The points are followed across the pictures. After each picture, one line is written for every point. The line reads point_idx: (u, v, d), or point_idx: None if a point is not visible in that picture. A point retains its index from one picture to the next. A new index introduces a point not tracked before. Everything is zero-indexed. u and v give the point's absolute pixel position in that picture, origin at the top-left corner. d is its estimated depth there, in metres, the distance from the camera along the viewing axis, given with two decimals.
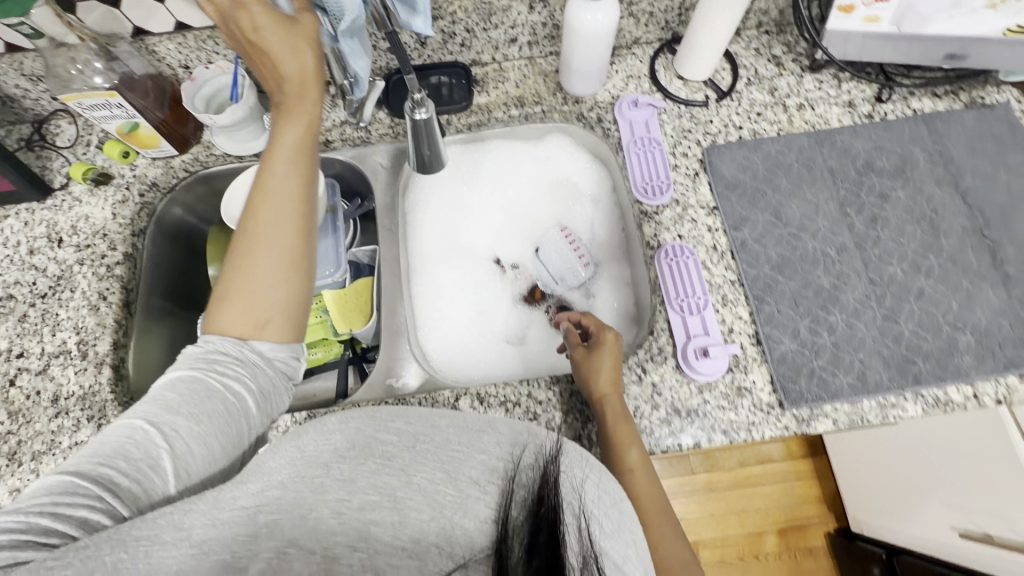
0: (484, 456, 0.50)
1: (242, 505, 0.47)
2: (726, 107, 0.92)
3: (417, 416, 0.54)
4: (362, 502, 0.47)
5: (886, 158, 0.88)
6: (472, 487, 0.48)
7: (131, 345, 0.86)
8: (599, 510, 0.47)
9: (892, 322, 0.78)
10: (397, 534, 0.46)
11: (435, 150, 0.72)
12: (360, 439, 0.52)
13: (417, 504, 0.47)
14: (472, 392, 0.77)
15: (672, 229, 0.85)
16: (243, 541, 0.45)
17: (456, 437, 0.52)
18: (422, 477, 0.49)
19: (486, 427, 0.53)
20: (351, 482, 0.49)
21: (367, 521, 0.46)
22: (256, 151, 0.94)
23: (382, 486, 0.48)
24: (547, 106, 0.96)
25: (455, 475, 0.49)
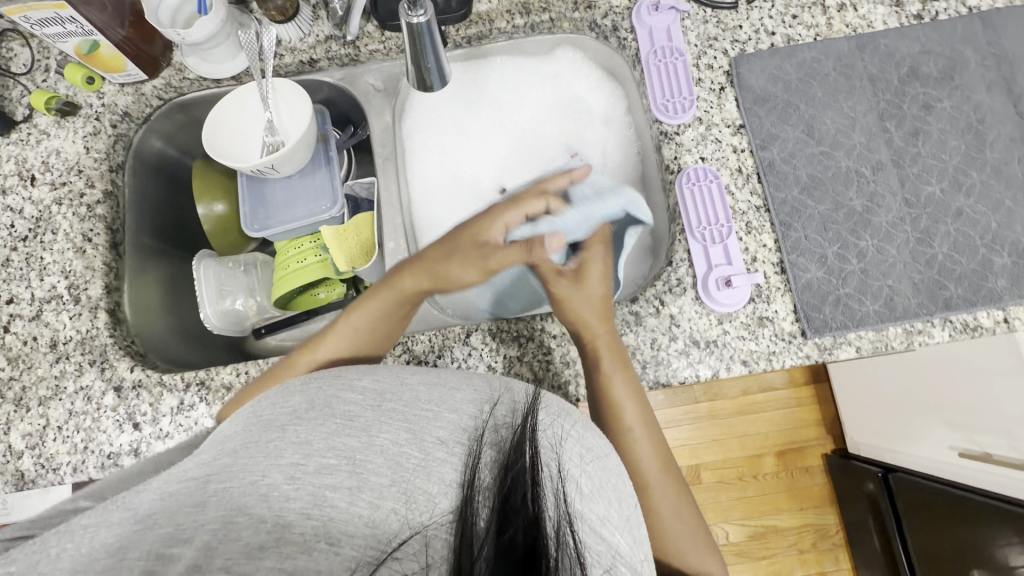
0: (455, 415, 0.43)
1: (189, 476, 0.40)
2: (758, 10, 0.82)
3: (389, 373, 0.46)
4: (319, 467, 0.39)
5: (933, 63, 0.78)
6: (439, 449, 0.40)
7: (125, 288, 0.82)
8: (576, 469, 0.44)
9: (926, 246, 0.73)
10: (355, 500, 0.37)
11: (435, 62, 0.62)
12: (322, 398, 0.44)
13: (381, 466, 0.39)
14: (483, 327, 0.74)
15: (694, 151, 0.78)
16: (186, 512, 0.36)
17: (425, 396, 0.44)
18: (384, 437, 0.41)
19: (461, 384, 0.46)
20: (306, 445, 0.40)
21: (322, 486, 0.38)
22: (234, 73, 0.85)
23: (343, 448, 0.40)
24: (556, 12, 0.84)
25: (421, 435, 0.41)
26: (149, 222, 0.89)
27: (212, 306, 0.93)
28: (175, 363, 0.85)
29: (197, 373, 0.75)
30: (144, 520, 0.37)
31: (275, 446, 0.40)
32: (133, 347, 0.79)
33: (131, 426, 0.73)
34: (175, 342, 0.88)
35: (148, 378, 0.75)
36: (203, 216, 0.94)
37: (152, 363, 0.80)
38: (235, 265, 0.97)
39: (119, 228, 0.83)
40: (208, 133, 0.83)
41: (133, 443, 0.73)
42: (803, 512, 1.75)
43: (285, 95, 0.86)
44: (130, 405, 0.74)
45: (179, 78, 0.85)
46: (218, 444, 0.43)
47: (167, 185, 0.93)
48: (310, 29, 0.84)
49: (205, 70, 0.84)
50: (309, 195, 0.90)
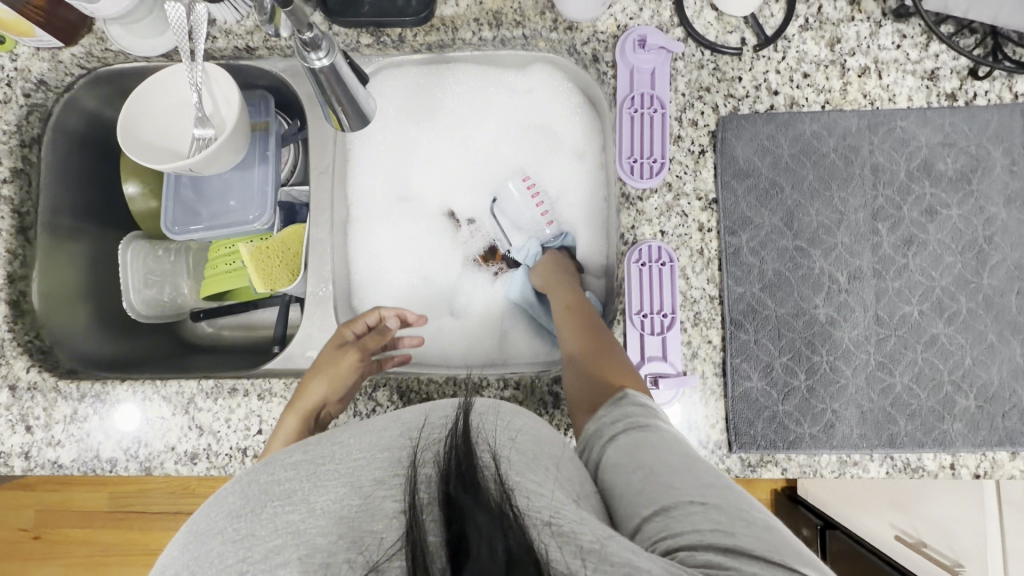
0: (389, 453, 0.39)
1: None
2: (765, 61, 0.70)
3: (317, 441, 0.41)
4: (265, 551, 0.34)
5: (953, 159, 0.68)
6: (376, 488, 0.37)
7: (35, 276, 0.78)
8: (517, 463, 0.39)
9: (885, 372, 0.66)
10: (306, 567, 0.33)
11: (349, 101, 0.54)
12: (255, 492, 0.37)
13: (325, 522, 0.35)
14: (392, 384, 0.70)
15: (655, 222, 0.70)
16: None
17: (359, 445, 0.40)
18: (323, 498, 0.36)
19: (388, 420, 0.43)
20: (250, 537, 0.34)
21: (273, 567, 0.33)
22: (162, 52, 0.76)
23: (288, 525, 0.35)
24: (531, 29, 0.73)
25: (358, 482, 0.37)
26: (68, 203, 0.82)
27: (137, 295, 0.87)
28: (87, 361, 0.81)
29: (93, 385, 0.72)
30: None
31: (217, 553, 0.34)
32: (34, 344, 0.75)
33: (22, 429, 0.71)
34: (91, 333, 0.84)
35: (44, 380, 0.72)
36: (129, 197, 0.87)
37: (53, 363, 0.76)
38: (166, 252, 0.90)
39: (28, 212, 0.77)
40: (127, 120, 0.75)
41: (23, 446, 0.71)
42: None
43: (220, 85, 0.76)
44: (23, 407, 0.72)
45: (100, 49, 0.76)
46: (155, 573, 0.36)
47: (94, 161, 0.86)
48: (249, 10, 0.74)
49: (126, 43, 0.75)
50: (240, 197, 0.83)
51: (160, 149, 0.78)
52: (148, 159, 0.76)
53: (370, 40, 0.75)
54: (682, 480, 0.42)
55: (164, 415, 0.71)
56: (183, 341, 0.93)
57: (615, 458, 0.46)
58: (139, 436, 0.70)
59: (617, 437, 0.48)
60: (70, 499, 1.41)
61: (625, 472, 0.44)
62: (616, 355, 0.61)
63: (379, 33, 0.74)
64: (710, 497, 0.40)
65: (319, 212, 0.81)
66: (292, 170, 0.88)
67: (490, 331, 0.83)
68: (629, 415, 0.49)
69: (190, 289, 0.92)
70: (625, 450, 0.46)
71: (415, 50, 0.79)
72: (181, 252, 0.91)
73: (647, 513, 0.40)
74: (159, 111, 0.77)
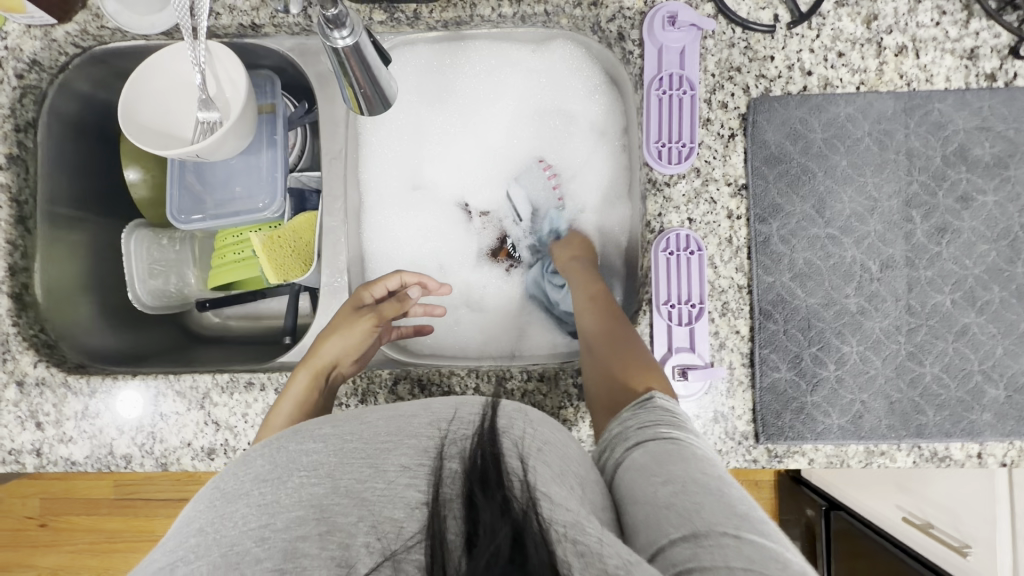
0: (416, 440, 0.37)
1: (160, 564, 0.34)
2: (798, 39, 0.67)
3: (345, 419, 0.41)
4: (288, 521, 0.33)
5: (991, 143, 0.66)
6: (403, 476, 0.35)
7: (36, 267, 0.75)
8: (539, 455, 0.38)
9: (916, 362, 0.65)
10: (326, 544, 0.32)
11: (370, 83, 0.52)
12: (282, 459, 0.37)
13: (347, 505, 0.33)
14: (413, 377, 0.68)
15: (682, 209, 0.67)
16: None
17: (384, 430, 0.39)
18: (347, 478, 0.35)
19: (420, 410, 0.41)
20: (272, 505, 0.34)
21: (293, 539, 0.32)
22: (162, 29, 0.72)
23: (309, 497, 0.34)
24: (554, 5, 0.69)
25: (382, 466, 0.35)
26: (66, 190, 0.79)
27: (142, 285, 0.85)
28: (95, 355, 0.78)
29: (104, 380, 0.70)
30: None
31: (240, 515, 0.34)
32: (39, 338, 0.73)
33: (33, 425, 0.69)
34: (97, 327, 0.81)
35: (52, 376, 0.70)
36: (130, 183, 0.83)
37: (59, 358, 0.74)
38: (170, 241, 0.87)
39: (27, 200, 0.74)
40: (127, 102, 0.71)
41: (34, 443, 0.69)
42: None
43: (223, 65, 0.73)
44: (32, 403, 0.70)
45: (95, 26, 0.72)
46: (180, 528, 0.36)
47: (92, 145, 0.82)
48: None
49: (124, 19, 0.70)
50: (247, 183, 0.80)
51: (162, 133, 0.74)
52: (151, 144, 0.73)
53: (384, 16, 0.71)
54: (713, 503, 0.39)
55: (178, 411, 0.69)
56: (187, 330, 0.91)
57: (642, 462, 0.45)
58: (153, 431, 0.69)
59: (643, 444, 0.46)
60: (75, 487, 1.40)
61: (650, 481, 0.42)
62: (636, 349, 0.61)
63: (393, 8, 0.70)
64: (740, 526, 0.37)
65: (332, 199, 0.78)
66: (300, 154, 0.84)
67: (510, 320, 0.82)
68: (649, 421, 0.49)
69: (196, 278, 0.89)
70: (650, 457, 0.45)
71: (430, 27, 0.75)
72: (185, 240, 0.88)
73: (674, 537, 0.37)
74: (160, 93, 0.74)
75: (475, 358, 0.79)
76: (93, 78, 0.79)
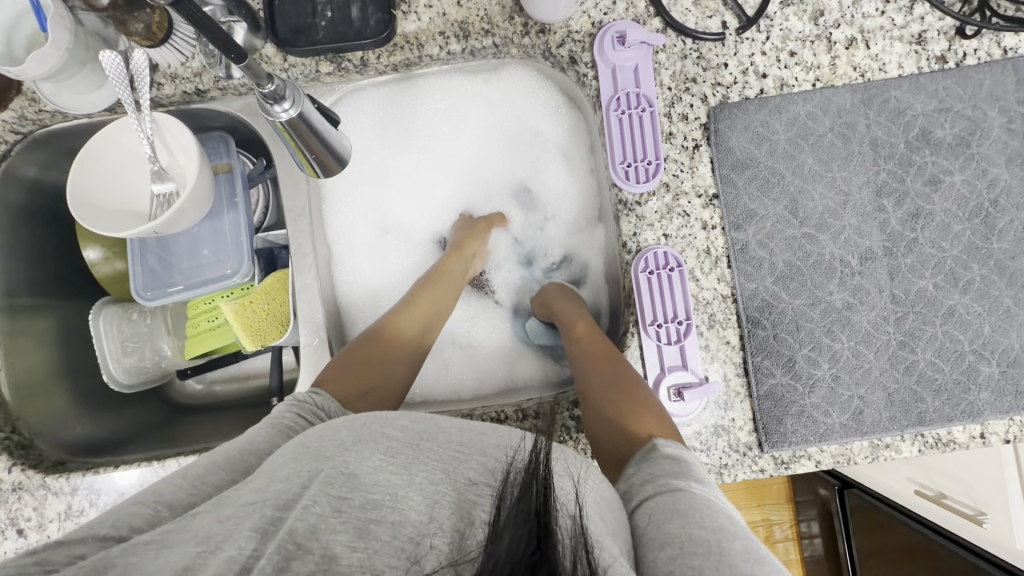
0: (484, 458, 0.44)
1: (246, 500, 0.39)
2: (749, 43, 0.67)
3: (423, 417, 0.47)
4: (364, 501, 0.38)
5: (950, 124, 0.66)
6: (469, 489, 0.41)
7: (1, 364, 0.72)
8: (589, 505, 0.43)
9: (908, 351, 0.64)
10: (397, 534, 0.36)
11: (320, 147, 0.51)
12: (366, 434, 0.43)
13: (419, 503, 0.39)
14: None
15: (657, 226, 0.67)
16: (249, 538, 0.36)
17: (457, 438, 0.45)
18: (422, 475, 0.41)
19: (489, 429, 0.48)
20: (354, 479, 0.39)
21: (367, 520, 0.37)
22: (103, 106, 0.70)
23: (386, 484, 0.39)
24: (502, 37, 0.68)
25: (453, 474, 0.41)
26: (25, 280, 0.76)
27: (117, 364, 0.81)
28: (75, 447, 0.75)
29: (86, 476, 0.67)
30: (207, 540, 0.37)
31: (326, 475, 0.39)
32: (12, 440, 0.70)
33: (14, 532, 0.66)
34: (76, 414, 0.77)
35: (30, 479, 0.67)
36: (92, 263, 0.80)
37: (36, 458, 0.70)
38: (141, 315, 0.84)
39: None
40: (77, 183, 0.68)
41: (18, 551, 0.66)
42: (761, 507, 1.41)
43: (172, 133, 0.70)
44: (11, 510, 0.66)
45: (33, 110, 0.70)
46: (268, 471, 0.42)
47: (48, 229, 0.79)
48: (193, 50, 0.69)
49: (62, 101, 0.67)
50: (214, 248, 0.77)
51: (119, 212, 0.72)
52: (109, 227, 0.70)
53: (331, 67, 0.69)
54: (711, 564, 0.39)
55: None
56: (173, 402, 0.87)
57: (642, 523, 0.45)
58: None
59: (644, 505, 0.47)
60: None
61: (652, 545, 0.42)
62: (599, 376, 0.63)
63: (340, 58, 0.69)
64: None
65: (301, 257, 0.75)
66: (265, 212, 0.82)
67: (501, 353, 0.81)
68: (654, 475, 0.50)
69: (172, 349, 0.85)
70: (654, 514, 0.45)
71: (380, 72, 0.74)
72: (157, 312, 0.84)
73: None
74: (112, 169, 0.71)
75: (468, 400, 0.77)
76: (40, 162, 0.77)
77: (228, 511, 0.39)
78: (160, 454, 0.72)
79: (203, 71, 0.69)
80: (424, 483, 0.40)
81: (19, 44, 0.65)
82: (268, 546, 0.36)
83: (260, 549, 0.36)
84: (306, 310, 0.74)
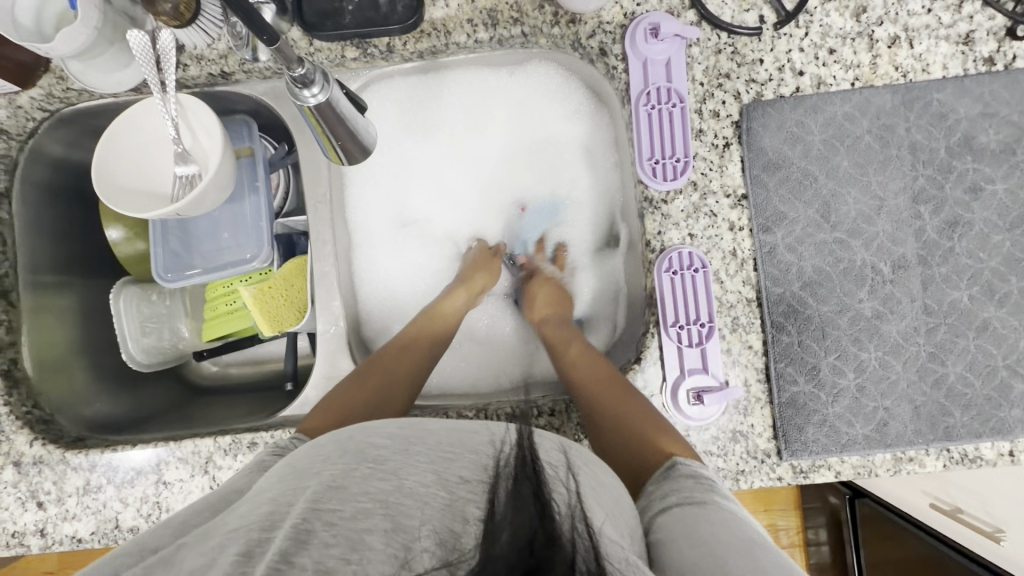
0: (475, 456, 0.44)
1: (232, 527, 0.39)
2: (786, 39, 0.65)
3: (411, 423, 0.49)
4: (354, 512, 0.37)
5: (996, 130, 0.63)
6: (461, 486, 0.41)
7: (24, 340, 0.73)
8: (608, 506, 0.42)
9: (938, 363, 0.62)
10: (389, 541, 0.35)
11: (344, 136, 0.50)
12: (352, 451, 0.44)
13: (411, 507, 0.38)
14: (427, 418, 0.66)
15: (682, 225, 0.65)
16: (235, 562, 0.34)
17: (447, 440, 0.46)
18: (411, 479, 0.40)
19: (479, 428, 0.49)
20: (342, 491, 0.39)
21: (360, 531, 0.36)
22: (129, 86, 0.70)
23: (375, 493, 0.39)
24: (531, 26, 0.67)
25: (444, 474, 0.42)
26: (48, 258, 0.77)
27: (136, 344, 0.81)
28: (93, 424, 0.76)
29: (104, 453, 0.68)
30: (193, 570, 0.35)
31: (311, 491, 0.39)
32: (33, 415, 0.71)
33: (34, 505, 0.67)
34: (95, 391, 0.78)
35: (49, 453, 0.68)
36: (113, 243, 0.81)
37: (56, 433, 0.71)
38: (161, 296, 0.84)
39: (7, 273, 0.73)
40: (102, 163, 0.69)
41: (37, 523, 0.67)
42: (768, 513, 1.37)
43: (196, 116, 0.70)
44: (31, 483, 0.67)
45: (60, 88, 0.70)
46: (254, 496, 0.42)
47: (71, 209, 0.80)
48: (219, 32, 0.68)
49: (89, 79, 0.67)
50: (234, 232, 0.77)
51: (141, 193, 0.72)
52: (132, 207, 0.70)
53: (356, 53, 0.68)
54: (737, 555, 0.40)
55: (182, 477, 0.67)
56: (187, 382, 0.88)
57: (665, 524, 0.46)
58: (158, 501, 0.67)
59: (671, 509, 0.47)
60: None
61: (680, 545, 0.42)
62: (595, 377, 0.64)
63: (365, 43, 0.68)
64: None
65: (320, 244, 0.75)
66: (285, 197, 0.82)
67: (517, 346, 0.80)
68: (678, 491, 0.49)
69: (190, 331, 0.86)
70: (668, 529, 0.45)
71: (405, 59, 0.73)
72: (176, 294, 0.85)
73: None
74: (136, 150, 0.71)
75: (485, 394, 0.77)
76: (64, 141, 0.77)
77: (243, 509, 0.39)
78: (175, 434, 0.73)
79: (228, 53, 0.69)
80: (415, 485, 0.40)
81: (48, 22, 0.65)
82: (257, 565, 0.34)
83: (247, 570, 0.33)
84: (323, 298, 0.74)
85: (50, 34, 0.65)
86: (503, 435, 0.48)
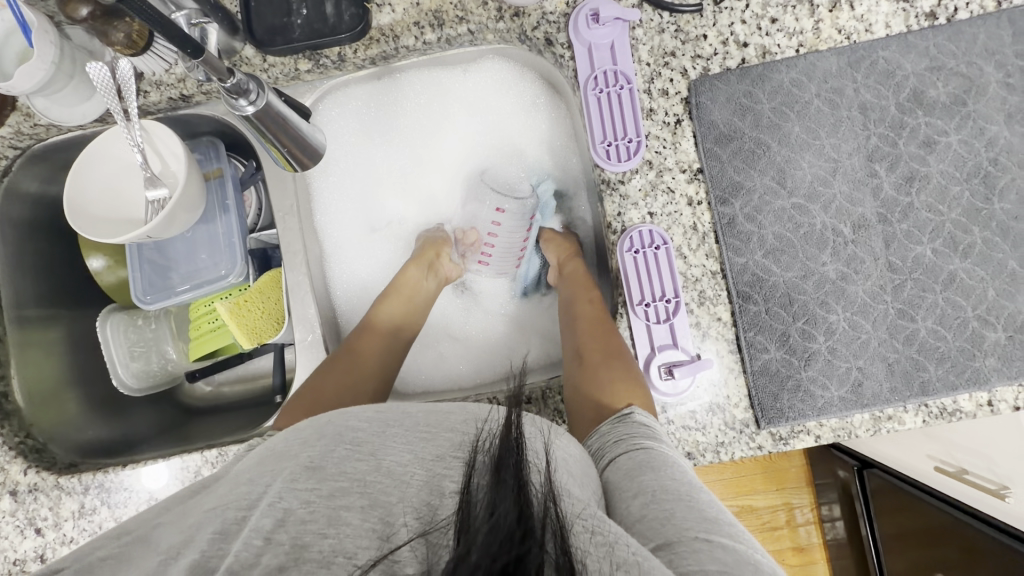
0: (453, 433, 0.43)
1: (209, 509, 0.39)
2: (728, 12, 0.66)
3: (388, 407, 0.45)
4: (332, 489, 0.38)
5: (943, 83, 0.64)
6: (437, 464, 0.40)
7: (13, 374, 0.75)
8: (566, 463, 0.43)
9: (907, 319, 0.62)
10: (367, 517, 0.36)
11: (292, 143, 0.54)
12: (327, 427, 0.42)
13: (388, 484, 0.38)
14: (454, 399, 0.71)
15: (641, 204, 0.66)
16: (213, 539, 0.36)
17: (424, 420, 0.44)
18: (389, 458, 0.40)
19: (456, 407, 0.46)
20: (319, 470, 0.39)
21: (336, 507, 0.37)
22: (91, 116, 0.72)
23: (353, 471, 0.39)
24: (476, 23, 0.68)
25: (421, 453, 0.41)
26: (31, 290, 0.78)
27: (126, 369, 0.83)
28: (88, 450, 0.77)
29: (96, 476, 0.70)
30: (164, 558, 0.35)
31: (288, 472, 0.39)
32: (27, 445, 0.72)
33: (33, 532, 0.69)
34: (90, 418, 0.80)
35: (44, 480, 0.70)
36: (95, 272, 0.83)
37: (50, 461, 0.73)
38: (146, 320, 0.86)
39: None
40: (72, 196, 0.70)
41: (37, 549, 0.68)
42: (781, 491, 1.36)
43: (162, 141, 0.72)
44: (29, 510, 0.69)
45: (29, 125, 0.73)
46: (229, 480, 0.42)
47: (54, 241, 0.82)
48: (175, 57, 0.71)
49: (55, 115, 0.69)
50: (211, 251, 0.79)
51: (113, 220, 0.73)
52: (106, 235, 0.71)
53: (309, 65, 0.70)
54: (683, 507, 0.41)
55: (174, 494, 0.69)
56: (180, 404, 0.90)
57: (615, 477, 0.46)
58: None
59: (616, 460, 0.48)
60: None
61: (625, 495, 0.43)
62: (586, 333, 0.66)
63: (317, 55, 0.70)
64: (712, 530, 0.38)
65: (292, 255, 0.76)
66: (258, 213, 0.83)
67: (497, 338, 0.81)
68: (628, 435, 0.50)
69: (178, 352, 0.87)
70: (623, 471, 0.46)
71: (359, 66, 0.74)
72: (161, 317, 0.86)
73: (649, 547, 0.38)
74: (106, 178, 0.73)
75: (470, 391, 0.77)
76: (40, 177, 0.80)
77: (193, 520, 0.39)
78: (168, 453, 0.74)
79: (186, 77, 0.72)
80: (393, 465, 0.39)
81: (9, 60, 0.67)
82: (232, 544, 0.35)
83: (224, 546, 0.35)
84: (298, 305, 0.75)
85: (13, 70, 0.67)
86: (486, 414, 0.46)
